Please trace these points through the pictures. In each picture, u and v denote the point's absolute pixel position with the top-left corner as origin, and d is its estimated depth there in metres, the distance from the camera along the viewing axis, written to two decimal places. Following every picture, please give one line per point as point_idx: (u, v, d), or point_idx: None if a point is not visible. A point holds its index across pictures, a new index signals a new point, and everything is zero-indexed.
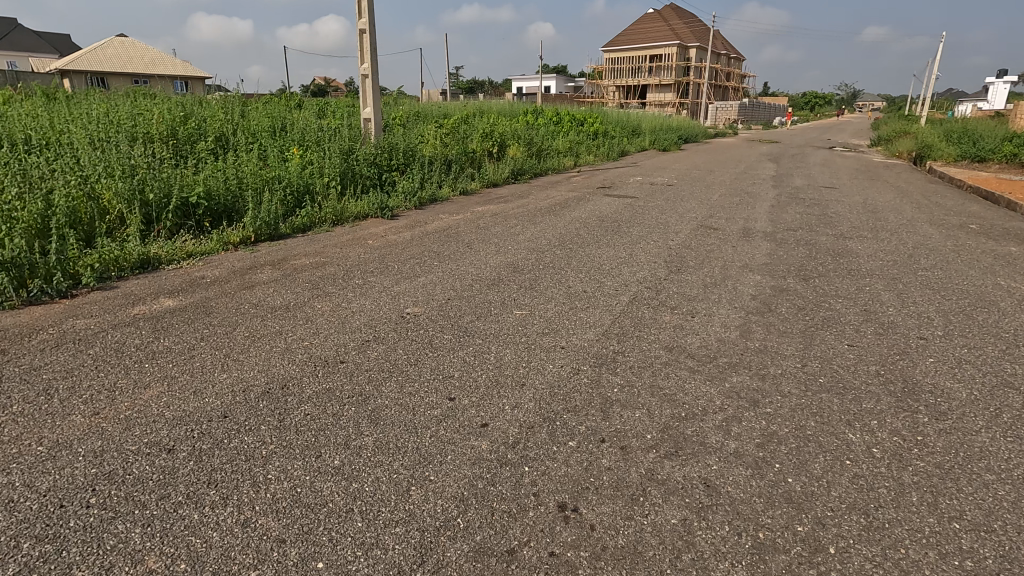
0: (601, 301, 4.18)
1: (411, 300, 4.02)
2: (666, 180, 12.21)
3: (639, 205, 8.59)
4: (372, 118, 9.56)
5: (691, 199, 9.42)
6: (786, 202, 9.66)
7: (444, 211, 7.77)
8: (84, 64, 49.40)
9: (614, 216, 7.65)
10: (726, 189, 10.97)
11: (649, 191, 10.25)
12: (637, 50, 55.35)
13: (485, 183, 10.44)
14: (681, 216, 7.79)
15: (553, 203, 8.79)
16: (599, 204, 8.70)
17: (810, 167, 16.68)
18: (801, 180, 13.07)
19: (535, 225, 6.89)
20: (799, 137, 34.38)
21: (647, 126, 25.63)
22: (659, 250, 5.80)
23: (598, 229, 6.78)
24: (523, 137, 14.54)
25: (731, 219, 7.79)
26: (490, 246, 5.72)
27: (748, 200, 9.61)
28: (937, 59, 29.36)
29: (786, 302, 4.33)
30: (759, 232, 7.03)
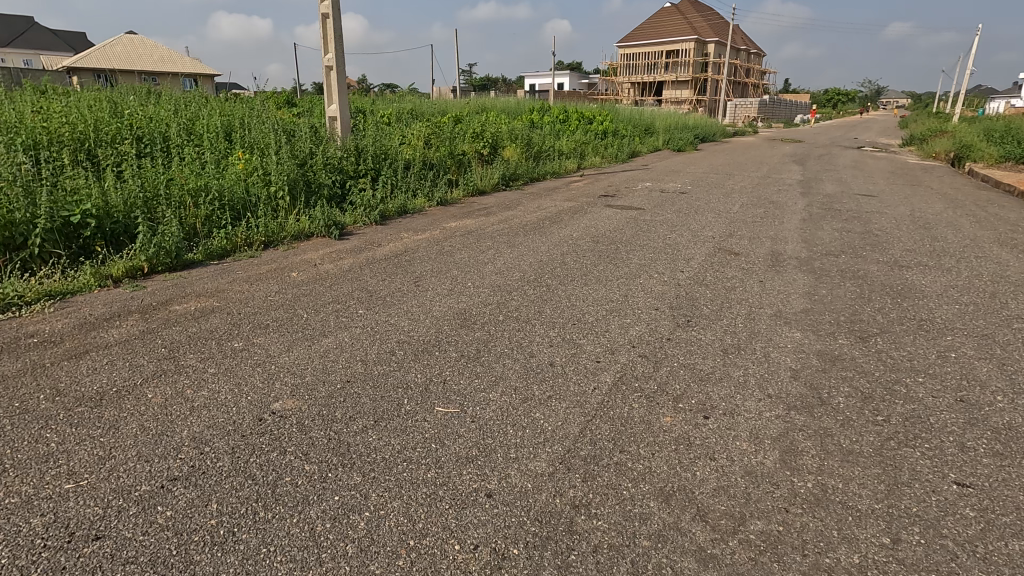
0: (572, 383, 2.88)
1: (284, 388, 2.73)
2: (678, 186, 10.82)
3: (644, 220, 7.26)
4: (338, 116, 8.36)
5: (707, 211, 8.05)
6: (819, 215, 8.27)
7: (407, 228, 6.50)
8: (93, 62, 49.07)
9: (612, 235, 6.34)
10: (746, 197, 9.58)
11: (657, 200, 8.90)
12: (652, 46, 53.51)
13: (471, 191, 9.20)
14: (694, 235, 6.45)
15: (542, 216, 7.52)
16: (597, 218, 7.39)
17: (840, 170, 15.12)
18: (831, 186, 11.60)
19: (512, 248, 5.61)
20: (823, 136, 32.50)
21: (660, 125, 24.04)
22: (662, 288, 4.49)
23: (589, 254, 5.49)
24: (522, 137, 13.20)
25: (755, 239, 6.44)
26: (444, 283, 4.45)
27: (773, 213, 8.24)
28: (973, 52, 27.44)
29: (842, 384, 2.99)
30: (790, 257, 5.68)
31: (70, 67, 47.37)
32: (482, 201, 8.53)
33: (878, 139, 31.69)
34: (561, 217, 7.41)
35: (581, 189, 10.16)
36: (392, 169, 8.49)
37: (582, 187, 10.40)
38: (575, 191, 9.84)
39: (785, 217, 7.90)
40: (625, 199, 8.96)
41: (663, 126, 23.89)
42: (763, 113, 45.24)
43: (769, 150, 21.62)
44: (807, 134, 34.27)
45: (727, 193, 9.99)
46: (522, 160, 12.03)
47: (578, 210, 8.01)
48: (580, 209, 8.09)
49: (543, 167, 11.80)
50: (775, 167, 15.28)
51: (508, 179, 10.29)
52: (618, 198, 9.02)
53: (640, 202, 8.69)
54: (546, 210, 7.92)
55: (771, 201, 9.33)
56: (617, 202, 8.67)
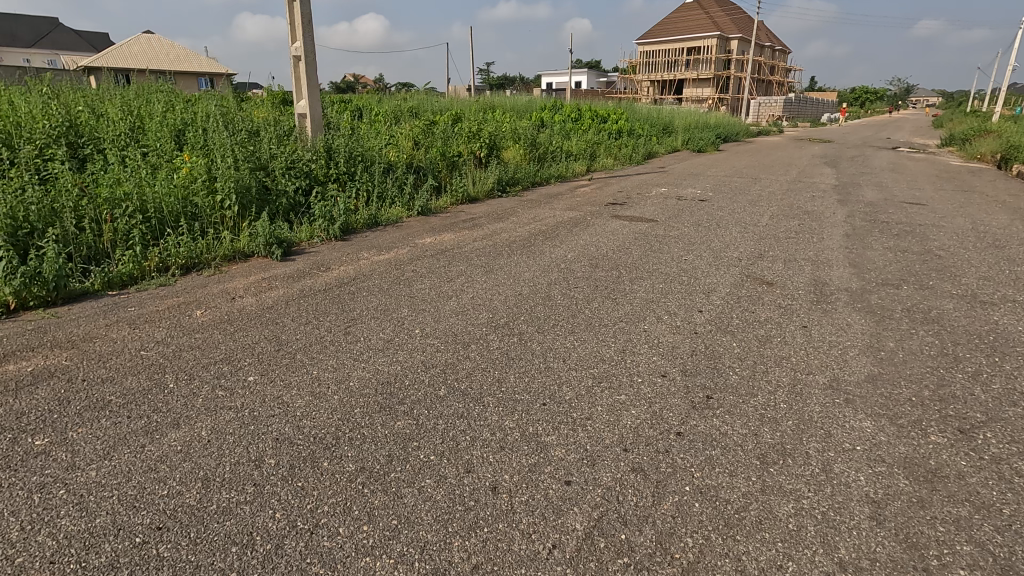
0: (519, 533, 1.82)
1: (49, 542, 1.71)
2: (696, 192, 9.63)
3: (656, 236, 6.14)
4: (307, 113, 7.38)
5: (730, 225, 6.89)
6: (863, 229, 7.05)
7: (370, 246, 5.47)
8: (109, 61, 49.25)
9: (614, 257, 5.23)
10: (775, 207, 8.36)
11: (671, 210, 7.75)
12: (673, 42, 51.91)
13: (461, 198, 8.18)
14: (716, 258, 5.32)
15: (534, 229, 6.44)
16: (599, 232, 6.31)
17: (878, 174, 13.77)
18: (871, 193, 10.29)
19: (487, 275, 4.55)
20: (852, 137, 30.80)
21: (679, 124, 22.72)
22: (672, 339, 3.39)
23: (582, 284, 4.41)
24: (525, 136, 12.10)
25: (790, 262, 5.29)
26: (386, 328, 3.41)
27: (808, 226, 7.05)
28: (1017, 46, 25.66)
29: (952, 537, 1.88)
30: (836, 289, 4.53)
31: (87, 66, 47.64)
32: (470, 211, 7.47)
33: (912, 139, 29.89)
34: (556, 231, 6.33)
35: (587, 196, 9.04)
36: (370, 173, 7.51)
37: (588, 194, 9.28)
38: (578, 199, 8.72)
39: (824, 233, 6.71)
40: (635, 208, 7.83)
41: (682, 125, 22.57)
42: (788, 111, 43.44)
43: (796, 150, 20.16)
44: (836, 134, 32.54)
45: (753, 201, 8.78)
46: (524, 162, 10.96)
47: (580, 222, 6.91)
48: (581, 221, 6.98)
49: (547, 170, 10.71)
50: (805, 170, 13.95)
51: (506, 183, 9.24)
52: (628, 207, 7.89)
53: (652, 212, 7.54)
54: (541, 222, 6.84)
55: (805, 211, 8.10)
56: (626, 212, 7.54)
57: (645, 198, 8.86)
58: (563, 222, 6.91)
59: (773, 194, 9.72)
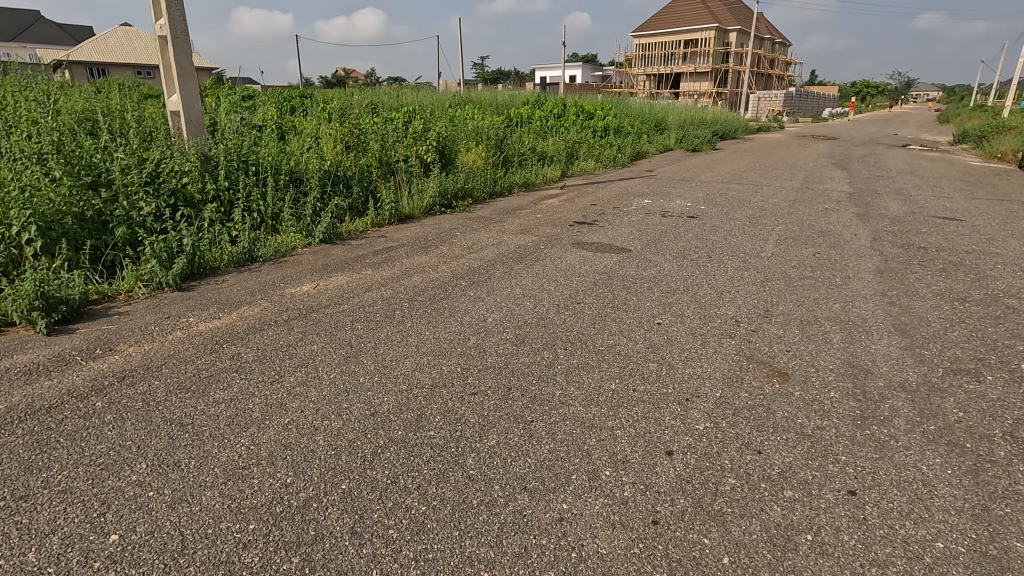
0: None
1: None
2: (684, 205, 8.00)
3: (623, 279, 4.53)
4: (180, 111, 5.73)
5: (724, 257, 5.29)
6: (895, 261, 5.43)
7: (211, 302, 3.86)
8: (84, 55, 47.52)
9: (555, 319, 3.63)
10: (781, 226, 6.75)
11: (651, 234, 6.14)
12: (669, 35, 50.07)
13: (391, 217, 6.55)
14: (703, 321, 3.71)
15: (463, 267, 4.82)
16: (548, 272, 4.70)
17: (894, 178, 12.16)
18: (892, 204, 8.68)
19: (345, 365, 2.94)
20: (857, 133, 29.15)
21: (673, 120, 21.02)
22: (606, 551, 1.78)
23: (487, 383, 2.80)
24: (488, 137, 10.47)
25: (810, 326, 3.69)
26: (60, 529, 1.79)
27: (824, 258, 5.46)
28: None
29: None
30: (885, 386, 2.92)
31: (60, 60, 45.87)
32: (392, 237, 5.85)
33: (921, 135, 28.28)
34: (490, 270, 4.71)
35: (550, 211, 7.40)
36: (265, 189, 5.86)
37: (553, 208, 7.64)
38: (537, 216, 7.10)
39: (847, 269, 5.11)
40: (604, 231, 6.21)
41: (676, 121, 20.86)
42: (788, 106, 41.69)
43: (799, 150, 18.47)
44: (840, 130, 30.85)
45: (752, 218, 7.18)
46: (484, 169, 9.32)
47: (528, 253, 5.29)
48: (530, 251, 5.36)
49: (510, 179, 9.09)
50: (811, 173, 12.34)
51: (455, 196, 7.60)
52: (595, 230, 6.27)
53: (625, 238, 5.92)
54: (476, 254, 5.23)
55: (817, 233, 6.49)
56: (593, 238, 5.91)
57: (620, 214, 7.23)
58: (506, 252, 5.29)
59: (776, 207, 8.11)
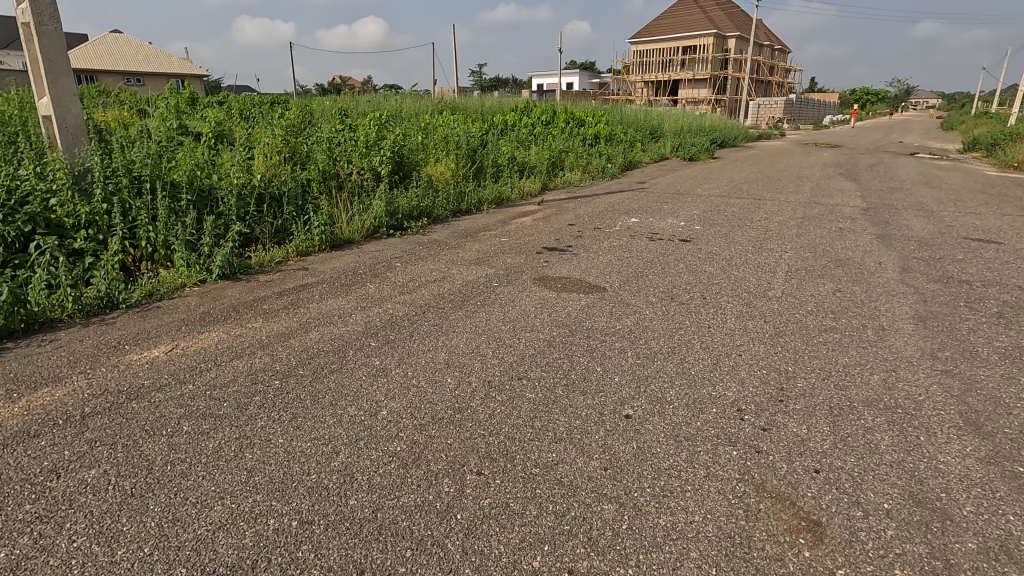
0: None
1: None
2: (676, 225, 6.92)
3: (588, 336, 3.44)
4: (52, 116, 4.66)
5: (721, 299, 4.21)
6: (934, 304, 4.35)
7: (5, 380, 2.76)
8: (73, 61, 46.81)
9: (479, 410, 2.54)
10: (790, 254, 5.68)
11: (633, 266, 5.07)
12: (667, 41, 49.25)
13: (323, 243, 5.45)
14: (690, 409, 2.62)
15: (384, 315, 3.73)
16: (493, 323, 3.61)
17: (909, 191, 11.11)
18: (914, 223, 7.62)
19: (114, 518, 1.83)
20: (860, 141, 28.20)
21: (669, 128, 19.99)
22: None
23: (332, 560, 1.70)
24: (460, 147, 9.39)
25: (842, 418, 2.60)
26: None
27: (846, 298, 4.37)
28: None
29: None
30: (979, 555, 1.81)
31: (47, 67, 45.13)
32: (314, 271, 4.77)
33: (928, 143, 27.24)
34: (419, 320, 3.63)
35: (518, 234, 6.32)
36: (159, 211, 4.78)
37: (522, 230, 6.57)
38: (501, 240, 6.02)
39: (878, 315, 4.02)
40: (577, 261, 5.14)
41: (672, 129, 19.82)
42: (788, 113, 40.81)
43: (803, 159, 17.44)
44: (843, 137, 29.81)
45: (754, 242, 6.12)
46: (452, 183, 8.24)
47: (475, 293, 4.20)
48: (478, 290, 4.28)
49: (479, 194, 8.02)
50: (818, 185, 11.28)
51: (408, 215, 6.51)
52: (567, 259, 5.19)
53: (602, 271, 4.85)
54: (409, 295, 4.15)
55: (833, 262, 5.43)
56: (561, 271, 4.84)
57: (600, 238, 6.15)
58: (447, 293, 4.21)
59: (782, 227, 7.04)
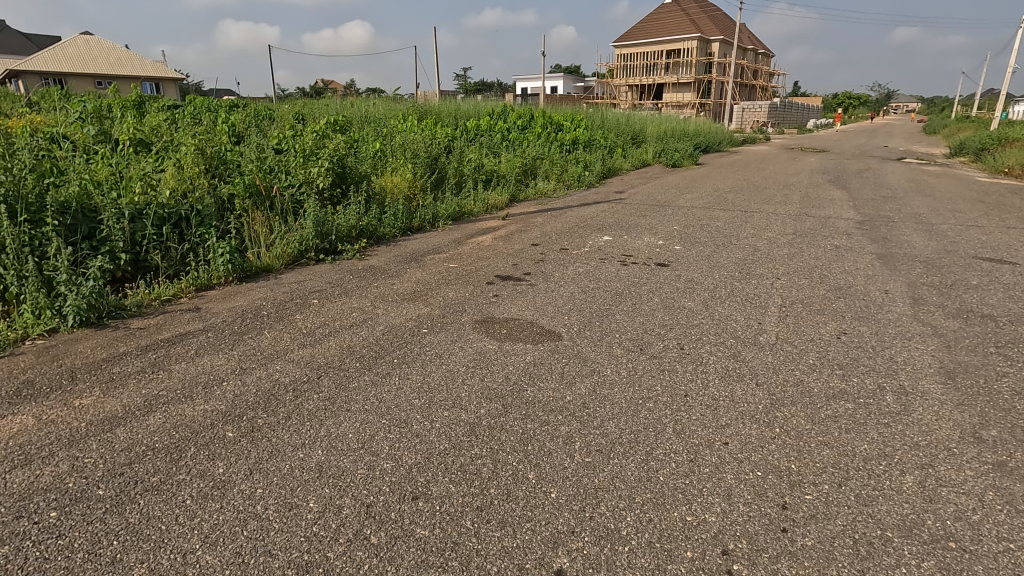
0: None
1: None
2: (654, 245, 6.12)
3: (527, 414, 2.60)
4: None
5: (702, 350, 3.40)
6: (960, 350, 3.57)
7: None
8: (40, 64, 45.25)
9: (337, 569, 1.70)
10: (782, 282, 4.90)
11: (598, 300, 4.25)
12: (651, 45, 48.81)
13: (229, 274, 4.57)
14: (653, 555, 1.80)
15: (265, 382, 2.87)
16: (404, 394, 2.76)
17: (902, 199, 10.46)
18: (915, 239, 6.91)
19: None
20: (846, 145, 27.79)
21: (651, 133, 19.30)
22: None
23: None
24: (417, 155, 8.52)
25: (871, 567, 1.79)
26: None
27: (854, 344, 3.58)
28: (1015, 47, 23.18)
29: None
30: None
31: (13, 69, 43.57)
32: (207, 312, 3.90)
33: (913, 147, 26.84)
34: (308, 391, 2.78)
35: (470, 258, 5.48)
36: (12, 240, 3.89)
37: (477, 252, 5.73)
38: (449, 266, 5.16)
39: (896, 371, 3.23)
40: (532, 296, 4.32)
41: (654, 134, 19.10)
42: (773, 117, 40.50)
43: (790, 164, 16.81)
44: (829, 142, 29.34)
45: (740, 266, 5.35)
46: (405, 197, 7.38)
47: (397, 345, 3.35)
48: (401, 340, 3.43)
49: (434, 209, 7.16)
50: (807, 194, 10.57)
51: (343, 236, 5.63)
52: (520, 293, 4.36)
53: (560, 310, 4.02)
54: (311, 349, 3.29)
55: (831, 292, 4.65)
56: (511, 309, 4.00)
57: (564, 262, 5.32)
58: (362, 344, 3.36)
59: (771, 245, 6.29)
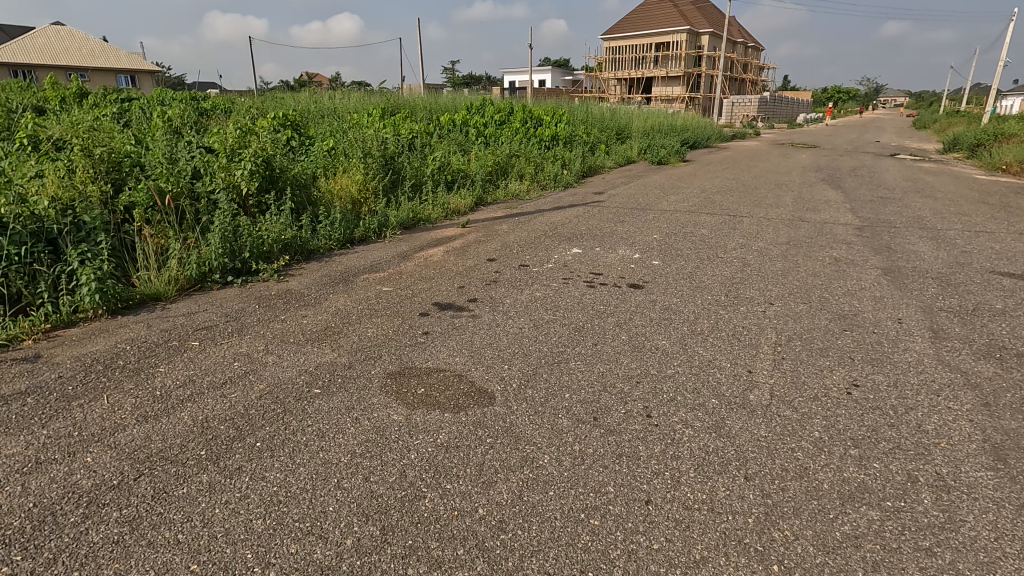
0: None
1: None
2: (628, 260, 5.31)
3: (413, 546, 1.79)
4: None
5: (673, 418, 2.59)
6: (1004, 411, 2.78)
7: None
8: (8, 56, 43.66)
9: None
10: (776, 309, 4.11)
11: (551, 339, 3.43)
12: (639, 37, 47.92)
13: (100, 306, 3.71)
14: None
15: (50, 493, 2.02)
16: (245, 508, 1.93)
17: (901, 200, 9.73)
18: (921, 249, 6.16)
19: None
20: (837, 140, 27.16)
21: (637, 128, 18.50)
22: None
23: None
24: (371, 154, 7.66)
25: None
26: None
27: (869, 404, 2.80)
28: (1007, 41, 22.65)
29: None
30: None
31: None
32: (45, 363, 3.04)
33: (906, 143, 26.23)
34: (105, 509, 1.93)
35: (410, 279, 4.64)
36: None
37: (421, 271, 4.89)
38: (382, 290, 4.33)
39: (928, 449, 2.44)
40: (470, 334, 3.50)
41: (640, 129, 18.28)
42: (763, 112, 39.88)
43: (781, 161, 16.07)
44: (820, 137, 28.67)
45: (727, 287, 4.56)
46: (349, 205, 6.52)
47: (269, 416, 2.52)
48: (278, 408, 2.59)
49: (382, 216, 6.32)
50: (800, 195, 9.81)
51: (262, 251, 4.79)
52: (456, 330, 3.55)
53: (501, 355, 3.20)
54: (149, 425, 2.44)
55: (835, 323, 3.87)
56: (438, 355, 3.18)
57: (520, 284, 4.50)
58: (223, 415, 2.52)
59: (762, 259, 5.51)
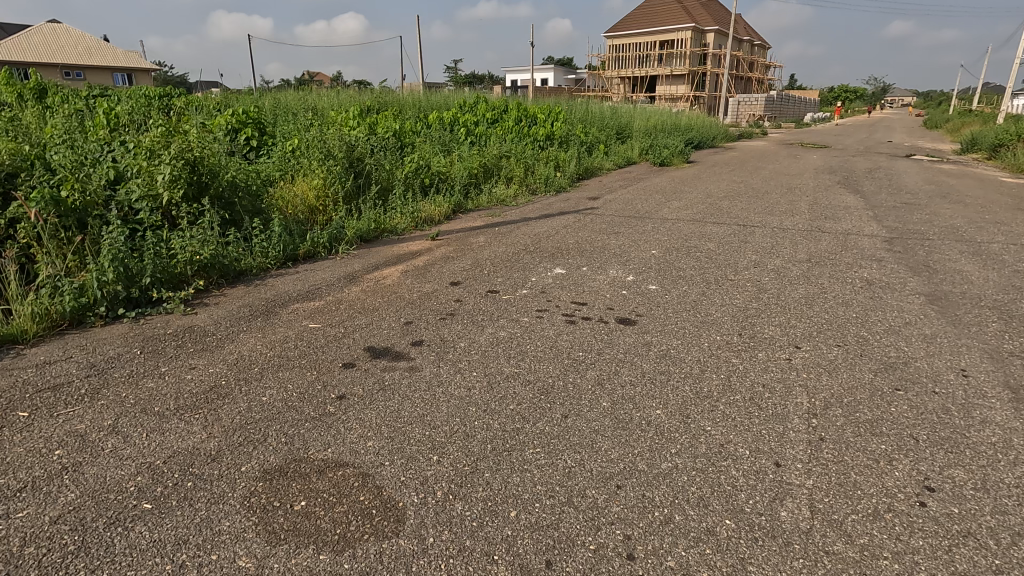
0: None
1: None
2: (620, 284, 4.44)
3: None
4: None
5: (667, 563, 1.72)
6: None
7: None
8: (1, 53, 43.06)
9: None
10: (805, 356, 3.23)
11: (507, 407, 2.56)
12: (643, 35, 46.93)
13: None
14: None
15: None
16: None
17: (928, 206, 8.80)
18: (965, 268, 5.26)
19: None
20: (847, 139, 26.17)
21: (639, 127, 17.59)
22: None
23: None
24: (333, 156, 6.79)
25: None
26: None
27: (954, 529, 1.92)
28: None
29: None
30: None
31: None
32: None
33: (919, 143, 25.18)
34: None
35: (348, 311, 3.77)
36: None
37: (366, 299, 4.02)
38: (307, 328, 3.47)
39: None
40: (400, 400, 2.62)
41: (642, 128, 17.35)
42: (770, 111, 38.86)
43: (791, 162, 15.12)
44: (830, 137, 27.64)
45: (740, 324, 3.68)
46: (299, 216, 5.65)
47: (50, 562, 1.66)
48: (74, 542, 1.73)
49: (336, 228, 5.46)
50: (816, 201, 8.89)
51: (170, 276, 3.93)
52: (383, 392, 2.68)
53: (433, 437, 2.32)
54: None
55: (882, 381, 2.98)
56: (346, 437, 2.31)
57: (482, 319, 3.63)
58: None
59: (779, 282, 4.62)
